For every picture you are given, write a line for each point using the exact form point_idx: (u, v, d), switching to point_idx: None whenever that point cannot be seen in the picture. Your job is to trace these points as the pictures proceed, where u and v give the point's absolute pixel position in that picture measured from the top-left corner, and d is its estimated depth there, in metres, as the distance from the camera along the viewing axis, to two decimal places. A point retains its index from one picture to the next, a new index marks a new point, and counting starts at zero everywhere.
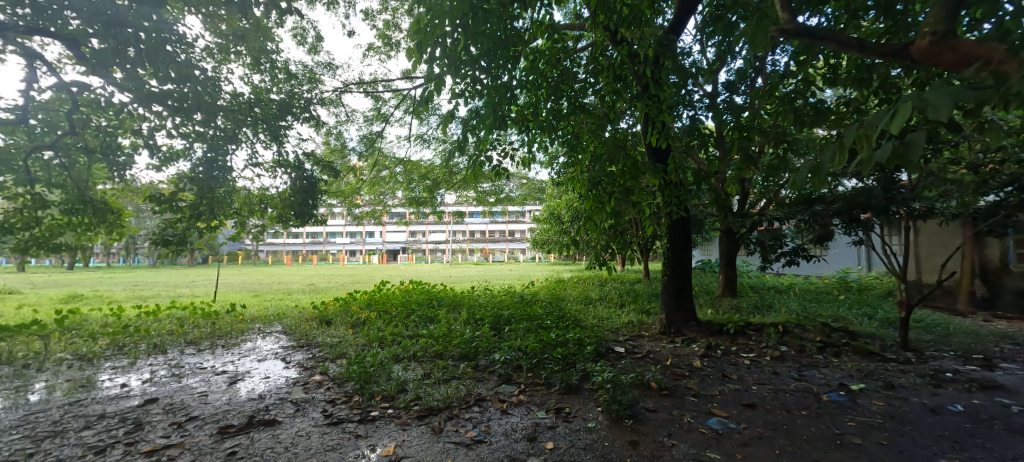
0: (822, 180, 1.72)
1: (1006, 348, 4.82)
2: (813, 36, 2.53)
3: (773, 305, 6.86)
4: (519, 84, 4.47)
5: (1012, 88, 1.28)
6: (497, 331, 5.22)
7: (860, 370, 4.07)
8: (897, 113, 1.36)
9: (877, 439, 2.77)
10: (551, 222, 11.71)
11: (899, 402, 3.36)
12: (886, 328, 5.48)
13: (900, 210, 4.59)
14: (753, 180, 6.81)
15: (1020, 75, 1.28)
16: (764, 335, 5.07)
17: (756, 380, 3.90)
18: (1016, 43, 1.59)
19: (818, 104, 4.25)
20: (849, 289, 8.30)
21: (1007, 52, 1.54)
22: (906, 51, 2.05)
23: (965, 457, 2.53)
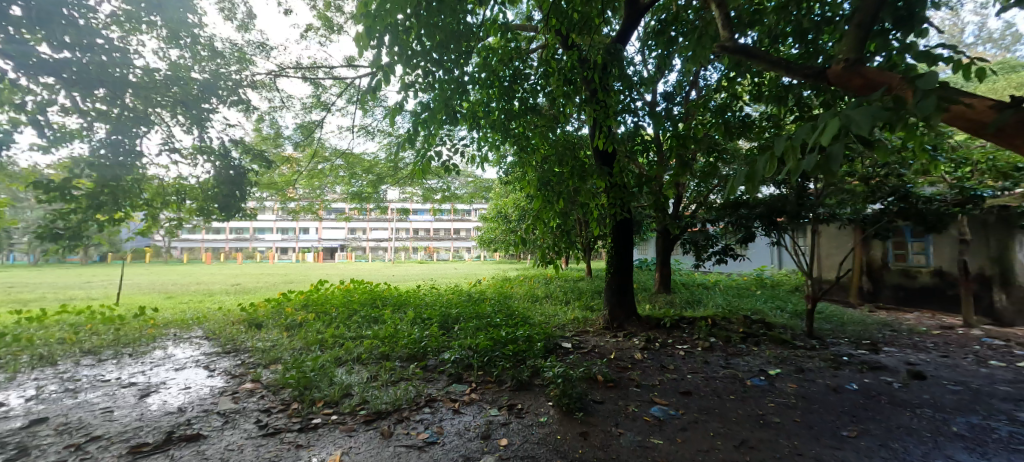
0: (755, 186, 1.92)
1: (886, 334, 5.66)
2: (746, 54, 2.80)
3: (702, 300, 7.45)
4: (472, 80, 4.43)
5: (909, 113, 1.52)
6: (445, 330, 5.14)
7: (776, 357, 4.55)
8: (823, 128, 1.55)
9: (792, 417, 3.12)
10: (497, 220, 11.76)
11: (807, 383, 3.81)
12: (795, 319, 6.20)
13: (808, 215, 5.21)
14: (685, 185, 7.36)
15: (913, 102, 1.51)
16: (696, 328, 5.51)
17: (690, 369, 4.22)
18: (910, 72, 1.86)
19: (744, 118, 4.68)
20: (763, 285, 9.25)
21: (905, 79, 1.80)
22: (822, 75, 2.32)
23: (860, 428, 2.92)
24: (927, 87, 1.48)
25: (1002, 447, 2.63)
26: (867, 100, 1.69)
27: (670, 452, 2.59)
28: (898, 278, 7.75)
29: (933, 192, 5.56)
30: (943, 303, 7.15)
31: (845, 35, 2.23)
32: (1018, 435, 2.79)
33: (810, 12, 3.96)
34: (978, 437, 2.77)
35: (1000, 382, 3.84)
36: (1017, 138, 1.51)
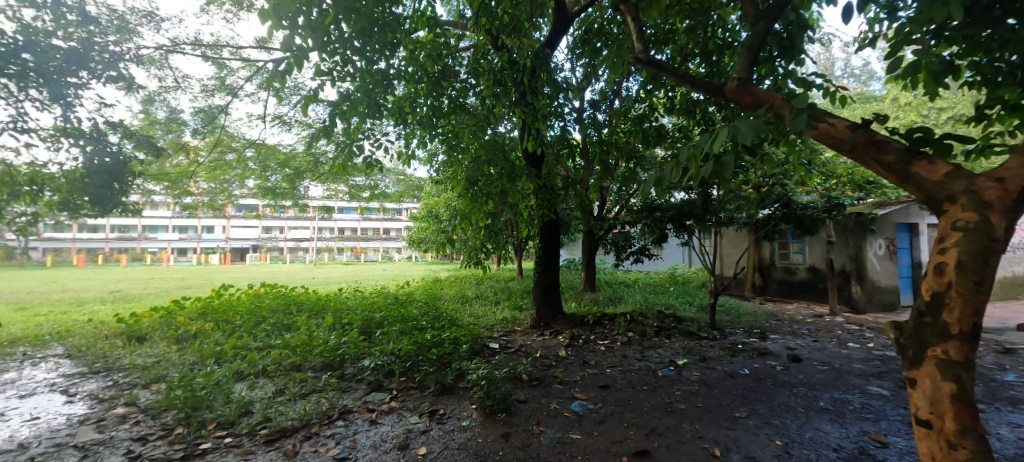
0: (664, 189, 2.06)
1: (773, 323, 6.43)
2: (659, 69, 3.00)
3: (622, 297, 7.91)
4: (397, 74, 4.26)
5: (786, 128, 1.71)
6: (367, 336, 4.89)
7: (684, 347, 4.96)
8: (716, 137, 1.70)
9: (695, 402, 3.40)
10: (428, 220, 11.49)
11: (709, 371, 4.20)
12: (701, 312, 6.81)
13: (712, 218, 5.75)
14: (609, 188, 7.74)
15: (790, 119, 1.69)
16: (616, 323, 5.82)
17: (609, 363, 4.44)
18: (789, 93, 2.10)
19: (659, 128, 5.03)
20: (676, 282, 10.06)
21: (784, 98, 2.03)
22: (720, 91, 2.54)
23: (750, 409, 3.27)
24: (799, 106, 1.67)
25: (855, 417, 3.09)
26: (755, 115, 1.87)
27: (586, 446, 2.68)
28: (782, 274, 8.86)
29: (810, 199, 6.42)
30: (814, 295, 8.26)
31: (739, 57, 2.47)
32: (867, 405, 3.31)
33: (714, 35, 4.35)
34: (838, 409, 3.23)
35: (856, 361, 4.54)
36: (867, 155, 1.74)
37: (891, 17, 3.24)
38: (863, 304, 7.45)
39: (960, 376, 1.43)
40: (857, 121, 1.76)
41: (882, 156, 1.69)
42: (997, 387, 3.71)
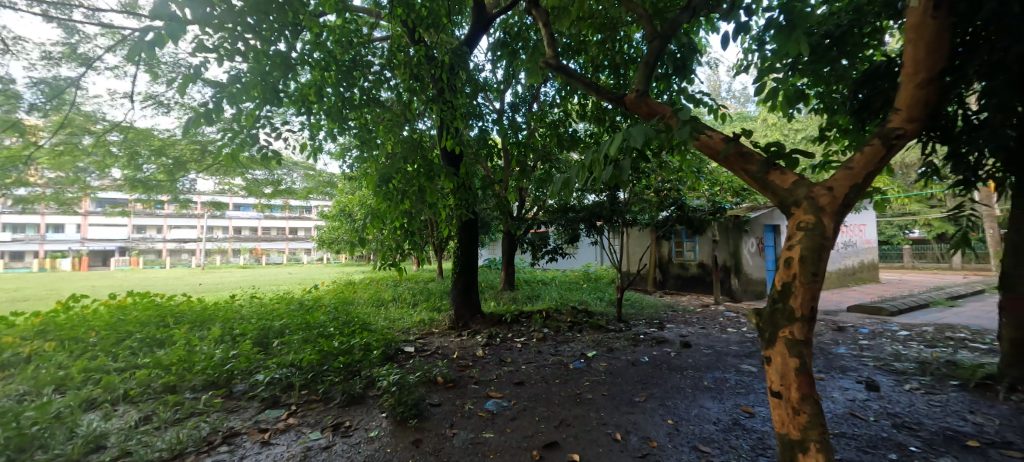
0: (572, 191, 2.16)
1: (670, 313, 7.09)
2: (570, 76, 3.12)
3: (539, 295, 8.16)
4: (300, 58, 3.89)
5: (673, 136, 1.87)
6: (262, 348, 4.41)
7: (594, 340, 5.24)
8: (612, 142, 1.81)
9: (602, 391, 3.60)
10: (340, 218, 10.78)
11: (615, 361, 4.47)
12: (609, 306, 7.28)
13: (619, 219, 6.16)
14: (527, 188, 7.91)
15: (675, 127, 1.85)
16: (532, 320, 5.97)
17: (524, 360, 4.53)
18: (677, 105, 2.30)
19: (573, 133, 5.25)
20: (588, 278, 10.64)
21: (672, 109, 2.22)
22: (621, 100, 2.71)
23: (649, 393, 3.54)
24: (684, 117, 1.84)
25: (732, 392, 3.51)
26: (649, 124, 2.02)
27: (498, 445, 2.69)
28: (678, 269, 9.80)
29: (700, 202, 7.17)
30: (703, 287, 9.26)
31: (637, 70, 2.65)
32: (740, 381, 3.78)
33: (620, 49, 4.64)
34: (719, 387, 3.64)
35: (735, 343, 5.17)
36: (736, 165, 1.96)
37: (762, 46, 3.72)
38: (741, 294, 8.53)
39: (802, 354, 1.67)
40: (729, 133, 1.97)
41: (747, 166, 1.91)
42: (834, 358, 4.48)
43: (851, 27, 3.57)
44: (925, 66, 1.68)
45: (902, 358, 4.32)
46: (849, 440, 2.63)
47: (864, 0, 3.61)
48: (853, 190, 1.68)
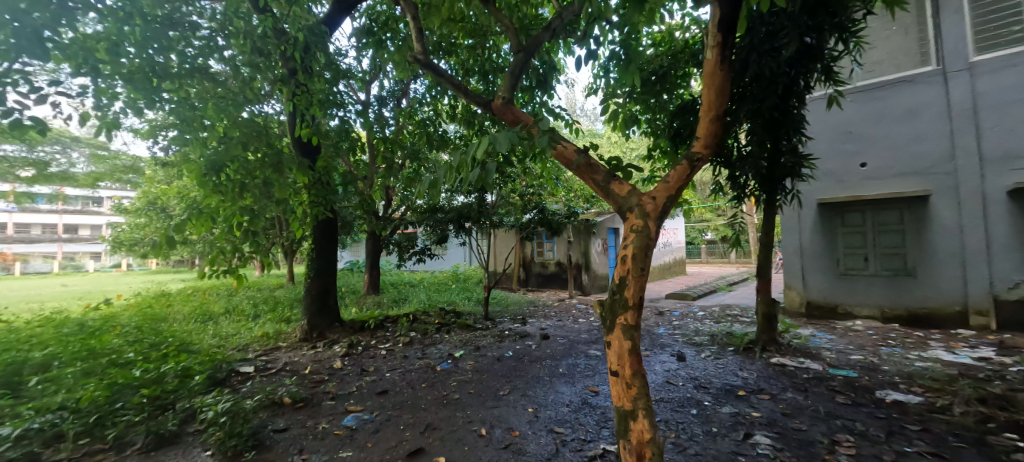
0: (440, 192, 2.14)
1: (531, 309, 7.65)
2: (440, 77, 3.15)
3: (406, 298, 7.96)
4: (89, 9, 3.05)
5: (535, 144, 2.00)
6: (14, 389, 3.31)
7: (461, 340, 5.36)
8: (479, 145, 1.85)
9: (468, 390, 3.69)
10: (153, 215, 8.80)
11: (481, 358, 4.63)
12: (477, 305, 7.50)
13: (485, 220, 6.45)
14: (394, 187, 7.61)
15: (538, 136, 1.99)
16: (398, 325, 5.82)
17: (389, 367, 4.36)
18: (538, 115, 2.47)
19: (442, 133, 5.25)
20: (457, 279, 10.76)
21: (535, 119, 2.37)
22: (489, 106, 2.82)
23: (511, 386, 3.76)
24: (543, 128, 2.00)
25: (581, 375, 3.97)
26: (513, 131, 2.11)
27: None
28: (539, 268, 10.61)
29: (557, 207, 7.86)
30: (560, 284, 10.21)
31: (505, 80, 2.78)
32: (588, 365, 4.29)
33: (489, 59, 4.91)
34: (571, 372, 4.08)
35: (584, 332, 5.85)
36: (585, 174, 2.24)
37: (607, 74, 4.31)
38: (590, 288, 9.67)
39: (633, 335, 1.94)
40: (580, 147, 2.25)
41: (594, 175, 2.20)
42: (657, 338, 5.41)
43: (670, 70, 4.47)
44: (716, 104, 2.13)
45: (701, 333, 5.46)
46: (665, 403, 3.22)
47: (681, 47, 4.53)
48: (668, 200, 2.07)
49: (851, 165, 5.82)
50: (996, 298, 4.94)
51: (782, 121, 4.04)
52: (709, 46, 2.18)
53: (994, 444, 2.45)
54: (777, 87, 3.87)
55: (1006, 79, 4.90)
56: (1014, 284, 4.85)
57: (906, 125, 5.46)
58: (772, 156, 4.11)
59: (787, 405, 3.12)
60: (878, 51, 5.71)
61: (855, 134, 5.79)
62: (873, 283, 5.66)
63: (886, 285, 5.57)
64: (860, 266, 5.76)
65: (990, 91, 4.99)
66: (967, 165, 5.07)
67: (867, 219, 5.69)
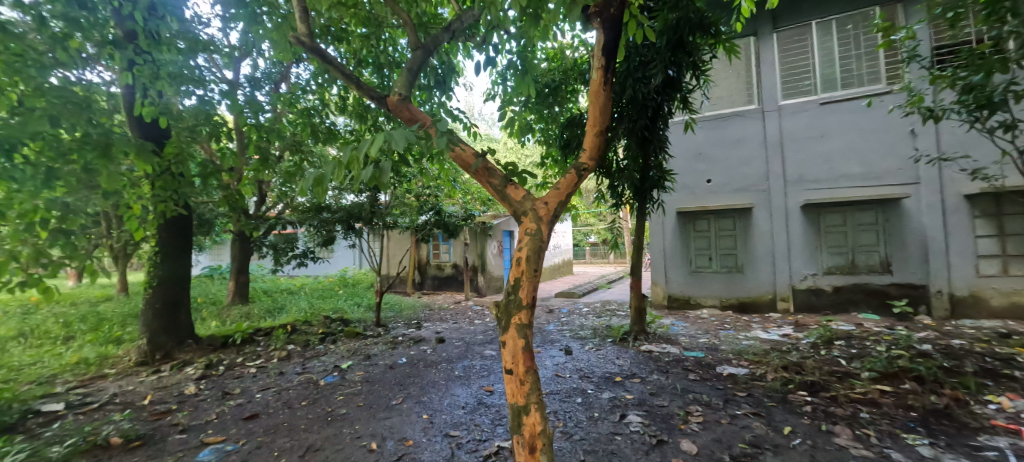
0: (326, 191, 1.71)
1: (426, 313, 7.49)
2: (330, 65, 2.90)
3: (284, 307, 7.16)
4: None
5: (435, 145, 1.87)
6: None
7: (349, 350, 5.01)
8: (371, 142, 1.60)
9: (356, 403, 3.45)
10: None
11: (371, 368, 4.39)
12: (367, 312, 7.09)
13: (378, 221, 6.16)
14: (269, 182, 6.77)
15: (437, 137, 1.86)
16: (273, 338, 5.24)
17: (260, 387, 3.86)
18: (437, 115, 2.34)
19: (330, 125, 4.85)
20: (345, 284, 10.03)
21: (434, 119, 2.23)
22: (383, 101, 2.59)
23: (404, 394, 3.63)
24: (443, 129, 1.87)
25: (476, 376, 4.01)
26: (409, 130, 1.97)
27: None
28: (435, 270, 10.43)
29: (455, 208, 7.78)
30: (456, 286, 10.18)
31: (401, 76, 2.60)
32: (483, 365, 4.36)
33: (384, 51, 4.74)
34: (466, 374, 4.09)
35: (480, 333, 5.93)
36: (483, 178, 2.28)
37: (504, 81, 4.45)
38: (485, 289, 9.84)
39: (526, 334, 2.00)
40: (478, 151, 2.27)
41: (491, 180, 2.24)
42: (547, 334, 5.74)
43: (561, 84, 4.92)
44: (600, 119, 2.33)
45: (585, 328, 5.93)
46: (554, 395, 3.43)
47: (570, 66, 4.95)
48: (559, 205, 2.20)
49: (701, 180, 6.89)
50: (793, 287, 6.32)
51: (651, 140, 4.61)
52: (594, 66, 2.39)
53: (792, 400, 3.14)
54: (647, 110, 4.44)
55: (803, 119, 6.30)
56: (805, 277, 6.26)
57: (739, 150, 6.67)
58: (643, 169, 4.65)
59: (654, 385, 3.56)
60: (720, 87, 6.84)
61: (705, 155, 6.87)
62: (715, 278, 6.77)
63: (724, 280, 6.71)
64: (707, 264, 6.84)
65: (793, 127, 6.35)
66: (778, 184, 6.39)
67: (711, 225, 6.81)
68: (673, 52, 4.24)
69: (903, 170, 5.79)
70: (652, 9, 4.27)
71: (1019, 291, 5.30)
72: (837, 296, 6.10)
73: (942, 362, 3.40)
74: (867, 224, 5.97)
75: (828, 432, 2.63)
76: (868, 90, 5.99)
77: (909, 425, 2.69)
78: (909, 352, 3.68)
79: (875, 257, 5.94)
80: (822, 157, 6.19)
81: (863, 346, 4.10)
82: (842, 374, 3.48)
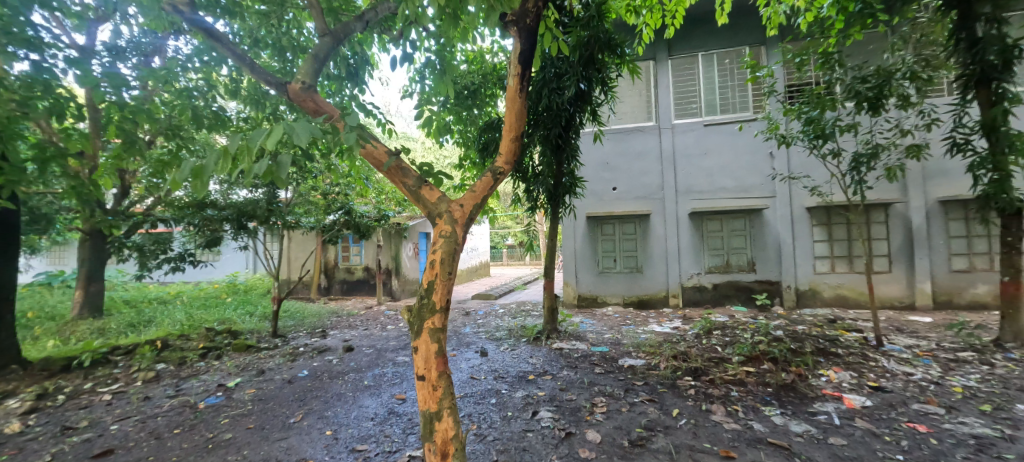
0: (207, 187, 1.44)
1: (333, 320, 7.01)
2: (217, 42, 2.60)
3: (155, 320, 6.17)
4: None
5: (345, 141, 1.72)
6: None
7: (237, 366, 4.49)
8: (268, 133, 1.40)
9: (245, 425, 3.09)
10: None
11: (264, 384, 3.98)
12: (262, 322, 6.42)
13: (277, 221, 5.65)
14: (134, 173, 5.76)
15: (348, 133, 1.73)
16: (136, 358, 4.51)
17: (117, 417, 3.27)
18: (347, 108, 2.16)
19: (217, 110, 4.29)
20: (235, 292, 8.95)
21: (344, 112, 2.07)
22: (283, 88, 2.33)
23: (305, 410, 3.35)
24: (352, 124, 1.74)
25: (387, 385, 3.87)
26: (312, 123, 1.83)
27: None
28: (343, 274, 9.80)
29: (367, 208, 7.35)
30: (367, 290, 9.69)
31: (306, 62, 2.38)
32: (396, 373, 4.22)
33: (287, 33, 4.38)
34: (376, 383, 3.92)
35: (392, 339, 5.71)
36: (396, 177, 2.22)
37: (422, 79, 4.37)
38: (399, 293, 9.50)
39: (439, 338, 1.99)
40: (391, 149, 2.21)
41: (405, 179, 2.20)
42: (461, 337, 5.73)
43: (479, 87, 4.97)
44: (516, 126, 2.40)
45: (500, 329, 6.04)
46: (468, 398, 3.44)
47: (488, 70, 5.02)
48: (474, 208, 2.22)
49: (607, 187, 7.45)
50: (682, 285, 7.12)
51: (563, 148, 4.87)
52: (511, 74, 2.46)
53: (680, 385, 3.54)
54: (561, 120, 4.68)
55: (691, 137, 7.14)
56: (691, 276, 7.09)
57: (639, 161, 7.34)
58: (556, 176, 4.91)
59: (563, 381, 3.76)
60: (625, 103, 7.49)
61: (610, 164, 7.44)
62: (618, 278, 7.36)
63: (626, 280, 7.32)
64: (611, 265, 7.40)
65: (683, 143, 7.17)
66: (670, 193, 7.15)
67: (615, 229, 7.39)
68: (584, 67, 4.52)
69: (765, 185, 6.85)
70: (567, 24, 4.51)
71: (842, 285, 6.58)
72: (715, 291, 7.00)
73: (790, 345, 4.10)
74: (738, 230, 6.96)
75: (706, 411, 3.02)
76: (741, 115, 6.97)
77: (765, 399, 3.20)
78: (768, 337, 4.37)
79: (744, 258, 6.95)
80: (706, 171, 7.08)
81: (734, 334, 4.77)
82: (718, 359, 4.01)
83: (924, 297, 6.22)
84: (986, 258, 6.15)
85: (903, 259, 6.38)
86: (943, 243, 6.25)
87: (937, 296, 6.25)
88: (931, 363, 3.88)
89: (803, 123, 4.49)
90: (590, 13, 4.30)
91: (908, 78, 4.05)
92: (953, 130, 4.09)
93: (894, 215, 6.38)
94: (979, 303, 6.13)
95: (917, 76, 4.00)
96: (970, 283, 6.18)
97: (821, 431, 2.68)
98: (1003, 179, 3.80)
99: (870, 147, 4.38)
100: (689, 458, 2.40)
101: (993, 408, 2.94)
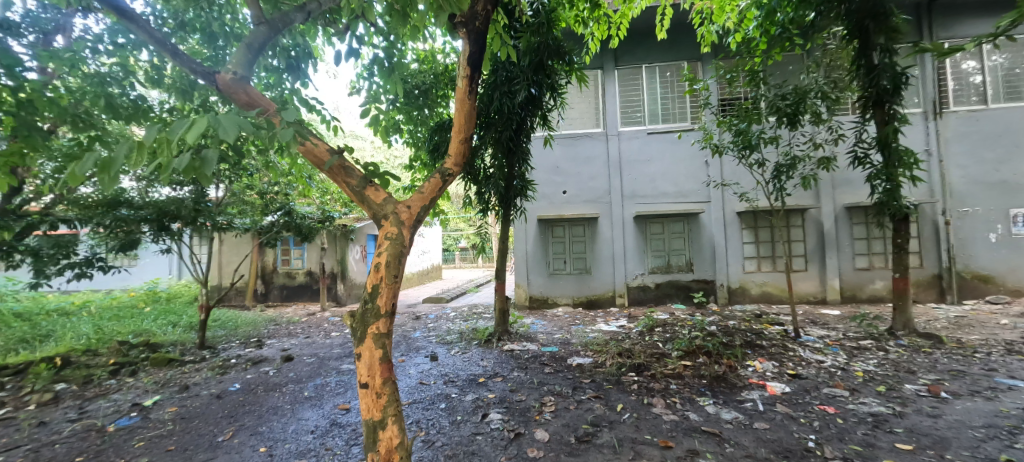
0: (116, 183, 1.30)
1: (271, 329, 6.58)
2: (133, 23, 2.35)
3: (54, 334, 5.46)
4: None
5: (283, 137, 1.62)
6: None
7: (156, 382, 4.09)
8: (189, 127, 1.29)
9: (165, 447, 2.83)
10: None
11: (189, 401, 3.65)
12: (187, 333, 5.90)
13: (206, 222, 5.24)
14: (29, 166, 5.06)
15: (287, 128, 1.63)
16: (30, 378, 3.97)
17: (5, 448, 2.85)
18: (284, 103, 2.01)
19: (135, 99, 3.89)
20: (155, 300, 8.13)
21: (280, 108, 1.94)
22: (213, 78, 2.15)
23: (236, 427, 3.12)
24: (288, 120, 1.65)
25: (330, 395, 3.69)
26: (244, 116, 1.70)
27: None
28: (283, 279, 9.25)
29: (309, 210, 6.97)
30: (310, 295, 9.25)
31: (240, 51, 2.22)
32: (340, 382, 4.04)
33: (219, 18, 4.06)
34: (318, 394, 3.73)
35: (335, 346, 5.46)
36: (339, 177, 2.12)
37: (371, 76, 4.24)
38: (344, 299, 9.13)
39: (384, 344, 1.92)
40: (334, 147, 2.10)
41: (348, 179, 2.10)
42: (410, 342, 5.60)
43: (431, 87, 4.91)
44: (466, 127, 2.38)
45: (451, 332, 5.97)
46: (417, 404, 3.36)
47: (440, 70, 4.97)
48: (422, 209, 2.18)
49: (558, 191, 7.60)
50: (627, 285, 7.42)
51: (515, 151, 4.92)
52: (461, 75, 2.44)
53: (624, 381, 3.69)
54: (511, 123, 4.72)
55: (635, 144, 7.49)
56: (635, 276, 7.42)
57: (588, 166, 7.57)
58: (508, 179, 4.95)
59: (513, 382, 3.79)
60: (575, 109, 7.70)
61: (560, 168, 7.60)
62: (568, 279, 7.53)
63: (575, 281, 7.51)
64: (561, 266, 7.56)
65: (627, 150, 7.49)
66: (616, 197, 7.45)
67: (565, 230, 7.58)
68: (534, 73, 4.61)
69: (701, 191, 7.32)
70: (517, 30, 4.55)
71: (767, 282, 7.18)
72: (657, 290, 7.38)
73: (721, 339, 4.40)
74: (678, 232, 7.38)
75: (647, 405, 3.17)
76: (679, 125, 7.42)
77: (700, 391, 3.42)
78: (703, 333, 4.66)
79: (683, 259, 7.38)
80: (648, 177, 7.45)
81: (674, 331, 5.04)
82: (659, 354, 4.21)
83: (834, 292, 6.94)
84: (882, 257, 6.99)
85: (817, 258, 7.07)
86: (849, 244, 7.01)
87: (845, 291, 6.99)
88: (838, 351, 4.35)
89: (733, 135, 4.84)
90: (540, 19, 4.37)
91: (819, 97, 4.50)
92: (856, 145, 4.59)
93: (810, 220, 7.07)
94: (877, 296, 6.94)
95: (827, 96, 4.46)
96: (870, 279, 6.98)
97: (747, 417, 2.90)
98: (894, 189, 4.33)
99: (788, 158, 4.80)
100: (631, 450, 2.50)
101: (887, 389, 3.34)
